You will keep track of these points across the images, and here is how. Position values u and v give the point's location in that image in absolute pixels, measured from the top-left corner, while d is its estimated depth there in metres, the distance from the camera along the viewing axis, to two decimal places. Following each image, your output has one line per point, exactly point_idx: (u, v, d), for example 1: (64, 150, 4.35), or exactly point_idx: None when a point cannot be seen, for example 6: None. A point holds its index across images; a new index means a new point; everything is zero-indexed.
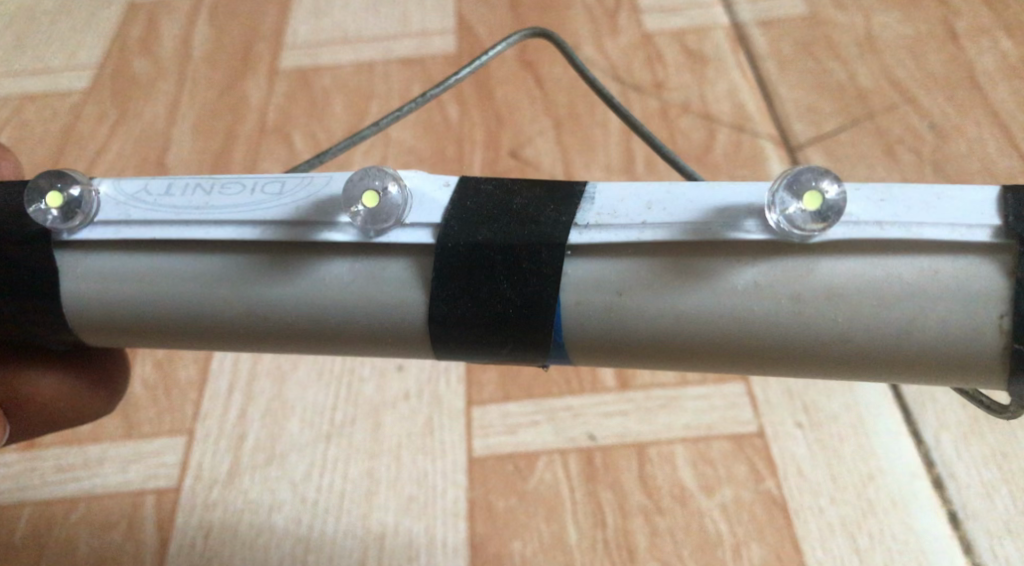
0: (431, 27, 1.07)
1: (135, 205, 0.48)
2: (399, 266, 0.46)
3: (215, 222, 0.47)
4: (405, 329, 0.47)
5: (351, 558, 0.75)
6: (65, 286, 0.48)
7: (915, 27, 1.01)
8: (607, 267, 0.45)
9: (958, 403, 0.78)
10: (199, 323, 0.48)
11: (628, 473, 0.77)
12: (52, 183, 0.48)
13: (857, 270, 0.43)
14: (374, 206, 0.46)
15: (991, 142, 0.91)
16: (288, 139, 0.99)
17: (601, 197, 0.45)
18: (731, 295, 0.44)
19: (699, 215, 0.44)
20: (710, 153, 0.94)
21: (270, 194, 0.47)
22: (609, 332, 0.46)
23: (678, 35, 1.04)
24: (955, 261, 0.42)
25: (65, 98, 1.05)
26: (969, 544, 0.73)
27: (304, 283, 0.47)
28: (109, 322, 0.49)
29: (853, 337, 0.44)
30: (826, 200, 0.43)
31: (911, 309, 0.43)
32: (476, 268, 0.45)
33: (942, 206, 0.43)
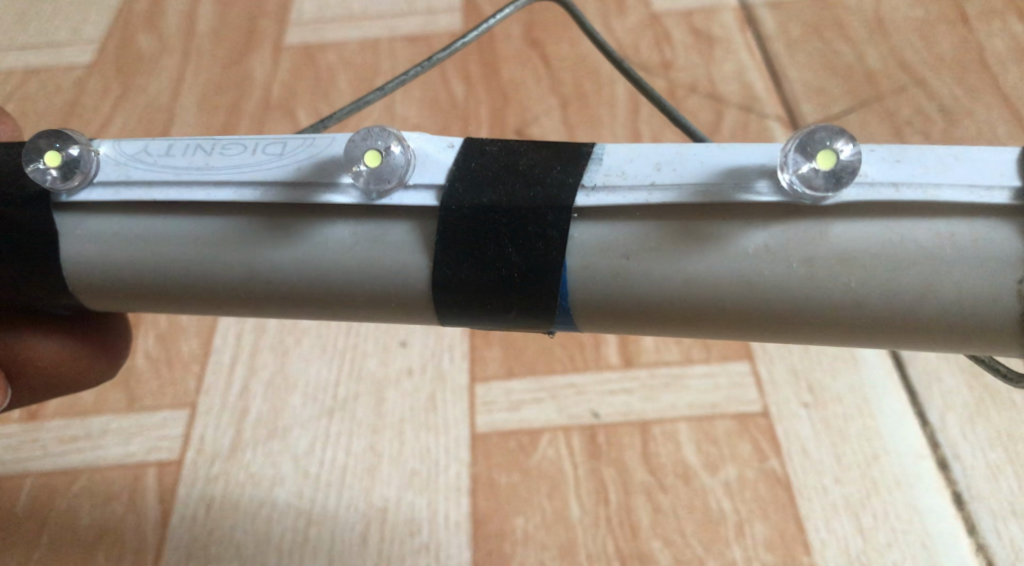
0: (438, 5, 1.06)
1: (135, 166, 0.47)
2: (402, 229, 0.46)
3: (218, 183, 0.47)
4: (407, 293, 0.46)
5: (352, 532, 0.75)
6: (67, 246, 0.48)
7: (925, 9, 1.00)
8: (617, 229, 0.44)
9: (965, 385, 0.78)
10: (202, 286, 0.48)
11: (631, 450, 0.76)
12: (51, 143, 0.48)
13: (868, 233, 0.43)
14: (376, 166, 0.45)
15: (1000, 124, 0.90)
16: (292, 114, 0.99)
17: (609, 158, 0.45)
18: (741, 258, 0.44)
19: (707, 177, 0.44)
20: (717, 132, 0.94)
21: (272, 154, 0.47)
22: (618, 298, 0.45)
23: (685, 16, 1.03)
24: (969, 223, 0.42)
25: (69, 71, 1.05)
26: (974, 524, 0.73)
27: (306, 247, 0.47)
28: (110, 285, 0.49)
29: (863, 302, 0.43)
30: (840, 160, 0.42)
31: (923, 273, 0.42)
32: (479, 232, 0.45)
33: (957, 167, 0.42)
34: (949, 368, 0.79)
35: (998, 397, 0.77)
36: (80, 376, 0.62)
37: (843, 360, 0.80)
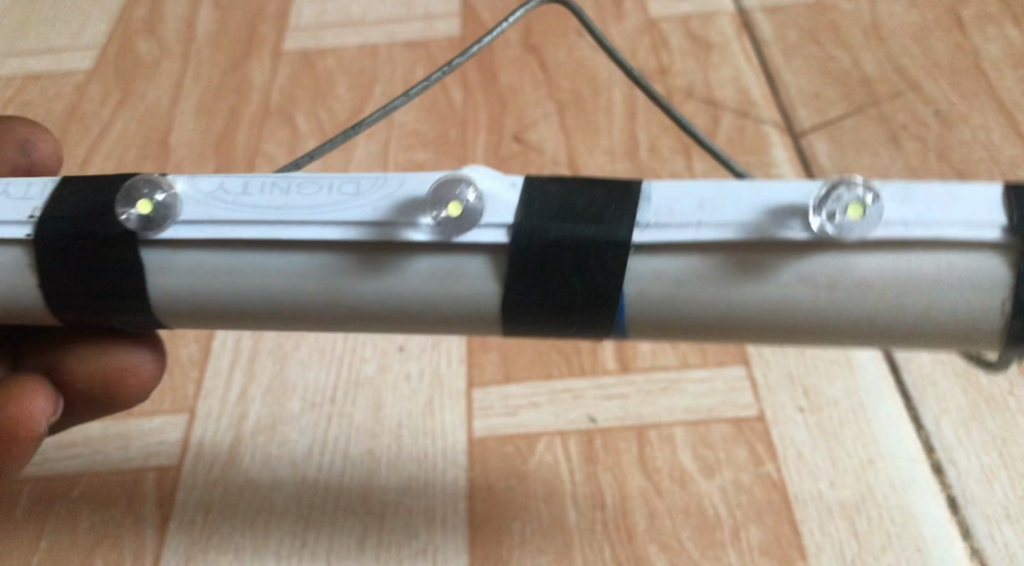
0: (436, 11, 1.07)
1: (217, 206, 0.51)
2: (475, 260, 0.50)
3: (301, 222, 0.50)
4: (480, 316, 0.51)
5: (349, 536, 0.75)
6: (163, 278, 0.52)
7: (920, 15, 1.01)
8: (662, 261, 0.48)
9: (960, 390, 0.79)
10: (289, 309, 0.53)
11: (628, 455, 0.77)
12: (141, 191, 0.52)
13: (885, 263, 0.46)
14: (456, 214, 0.49)
15: (995, 129, 0.91)
16: (291, 118, 0.99)
17: (657, 198, 0.48)
18: (777, 286, 0.48)
19: (760, 216, 0.47)
20: (714, 137, 0.94)
21: (349, 195, 0.50)
22: (666, 316, 0.50)
23: (682, 20, 1.04)
24: (969, 255, 0.46)
25: (68, 77, 1.05)
26: (968, 528, 0.73)
27: (387, 277, 0.51)
28: (206, 309, 0.53)
29: (878, 320, 0.48)
30: (866, 209, 0.46)
31: (930, 296, 0.47)
32: (547, 266, 0.49)
33: (958, 205, 0.46)
34: (944, 374, 0.80)
35: (992, 401, 0.78)
36: (116, 388, 0.65)
37: (838, 365, 0.80)
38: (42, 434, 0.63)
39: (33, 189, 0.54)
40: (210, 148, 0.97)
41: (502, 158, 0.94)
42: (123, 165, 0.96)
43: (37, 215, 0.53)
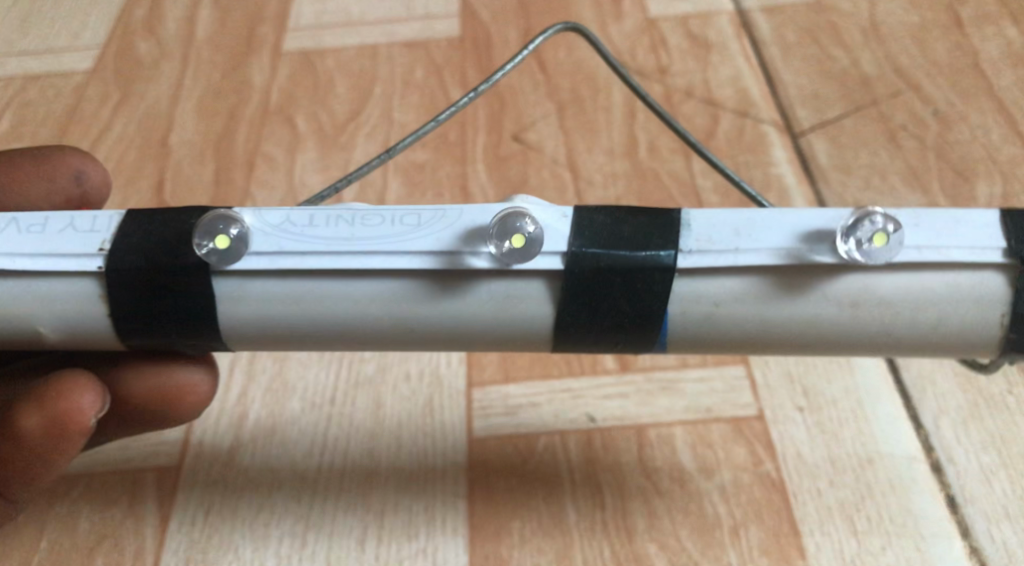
0: (436, 12, 1.08)
1: (287, 237, 0.54)
2: (533, 284, 0.54)
3: (368, 253, 0.53)
4: (534, 335, 0.55)
5: (349, 537, 0.75)
6: (234, 307, 0.55)
7: (919, 14, 1.01)
8: (704, 283, 0.53)
9: (959, 389, 0.79)
10: (353, 333, 0.56)
11: (627, 455, 0.77)
12: (215, 225, 0.54)
13: (899, 282, 0.52)
14: (520, 245, 0.52)
15: (994, 129, 0.91)
16: (291, 118, 0.99)
17: (696, 225, 0.53)
18: (806, 305, 0.53)
19: (791, 245, 0.52)
20: (713, 137, 0.94)
21: (413, 227, 0.53)
22: (702, 332, 0.55)
23: (681, 20, 1.04)
24: (972, 274, 0.51)
25: (68, 78, 1.05)
26: (967, 528, 0.73)
27: (450, 303, 0.54)
28: (272, 335, 0.56)
29: (892, 331, 0.53)
30: (889, 236, 0.51)
31: (938, 309, 0.52)
32: (600, 290, 0.53)
33: (961, 229, 0.51)
34: (943, 373, 0.80)
35: (991, 400, 0.78)
36: (172, 402, 0.67)
37: (837, 366, 0.81)
38: (91, 429, 0.64)
39: (100, 222, 0.55)
40: (209, 148, 0.97)
41: (501, 158, 0.94)
42: (123, 166, 0.96)
43: (106, 248, 0.55)
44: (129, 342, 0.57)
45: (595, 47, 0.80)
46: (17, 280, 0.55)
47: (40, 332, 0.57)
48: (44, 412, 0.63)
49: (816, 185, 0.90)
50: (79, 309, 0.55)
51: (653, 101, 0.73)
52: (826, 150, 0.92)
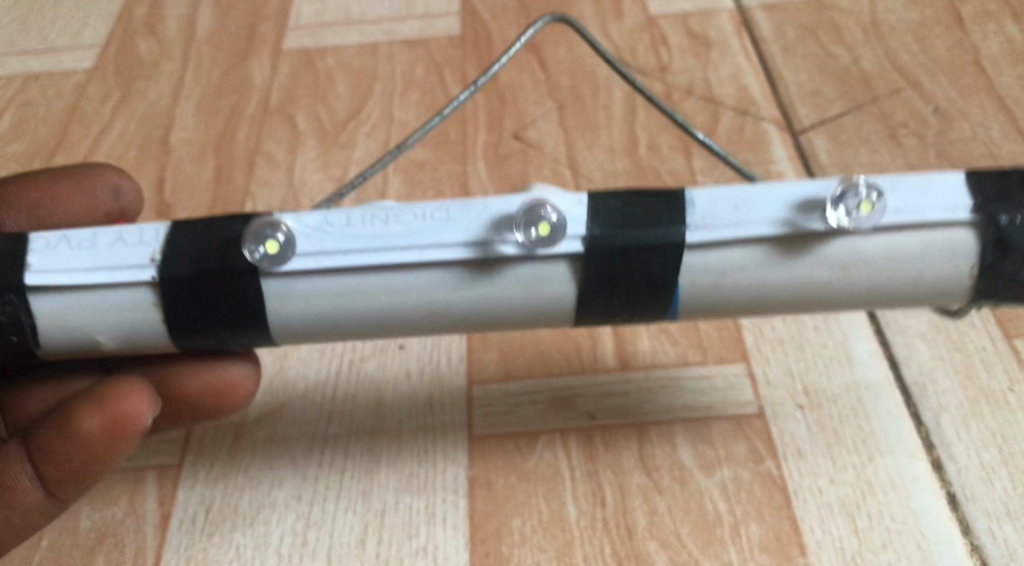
0: (437, 10, 1.08)
1: (322, 236, 0.57)
2: (558, 267, 0.58)
3: (400, 245, 0.57)
4: (560, 311, 0.60)
5: (349, 535, 0.75)
6: (279, 302, 0.59)
7: (920, 11, 1.01)
8: (711, 258, 0.57)
9: (959, 386, 0.79)
10: (390, 320, 0.60)
11: (628, 452, 0.77)
12: (258, 229, 0.57)
13: (885, 245, 0.57)
14: (546, 233, 0.56)
15: (995, 126, 0.91)
16: (291, 117, 0.99)
17: (701, 205, 0.57)
18: (805, 271, 0.58)
19: (787, 216, 0.56)
20: (713, 135, 0.94)
21: (439, 219, 0.57)
22: (711, 301, 0.59)
23: (681, 19, 1.04)
24: (949, 231, 0.56)
25: (69, 77, 1.05)
26: (968, 525, 0.73)
27: (483, 286, 0.59)
28: (314, 326, 0.60)
29: (879, 288, 0.58)
30: (873, 203, 0.55)
31: (919, 266, 0.57)
32: (620, 272, 0.57)
33: (935, 191, 0.56)
34: (944, 371, 0.80)
35: (992, 397, 0.78)
36: (216, 398, 0.70)
37: (837, 362, 0.80)
38: (145, 430, 0.67)
39: (147, 234, 0.59)
40: (210, 146, 0.97)
41: (501, 156, 0.94)
42: (123, 165, 0.96)
43: (156, 258, 0.58)
44: (184, 342, 0.61)
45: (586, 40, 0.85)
46: (76, 294, 0.59)
47: (97, 341, 0.60)
48: (104, 412, 0.66)
49: None
50: (135, 316, 0.59)
51: (659, 102, 0.80)
52: (826, 148, 0.92)
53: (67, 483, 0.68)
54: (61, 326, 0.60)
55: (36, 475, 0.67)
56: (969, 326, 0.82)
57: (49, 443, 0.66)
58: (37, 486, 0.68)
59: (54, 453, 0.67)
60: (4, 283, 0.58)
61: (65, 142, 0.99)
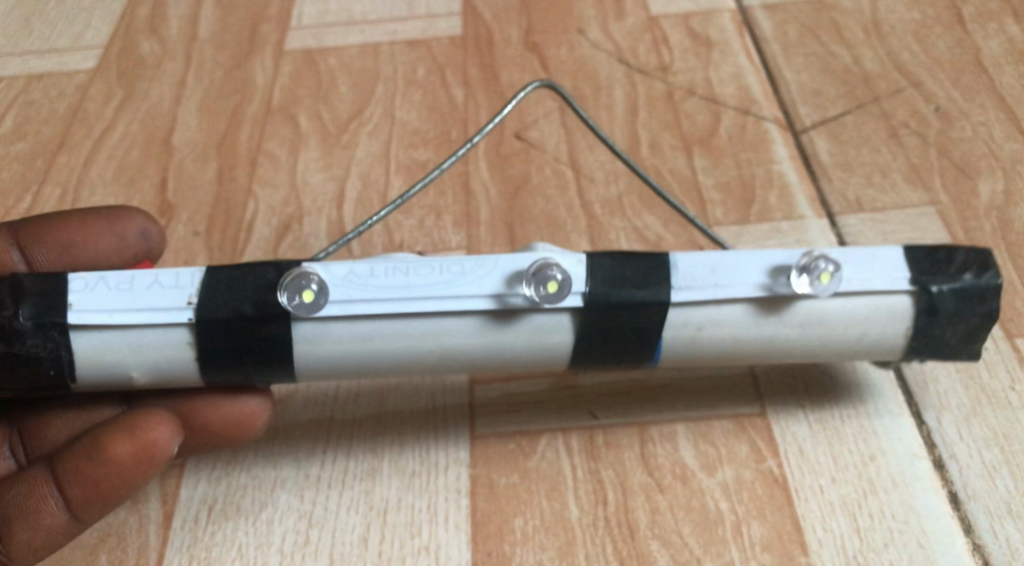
0: (438, 10, 1.08)
1: (353, 287, 0.65)
2: (560, 317, 0.67)
3: (423, 297, 0.65)
4: (556, 356, 0.69)
5: (352, 534, 0.75)
6: (312, 344, 0.67)
7: (921, 11, 1.01)
8: (691, 313, 0.67)
9: (961, 386, 0.79)
10: (407, 364, 0.68)
11: (629, 451, 0.77)
12: (297, 279, 0.64)
13: (835, 307, 0.68)
14: (554, 290, 0.65)
15: (996, 126, 0.91)
16: (294, 117, 0.99)
17: (682, 266, 0.67)
18: (766, 327, 0.68)
19: (755, 280, 0.66)
20: (715, 135, 0.94)
21: (457, 274, 0.66)
22: (685, 351, 0.69)
23: (683, 19, 1.04)
24: (888, 298, 0.67)
25: (72, 78, 1.05)
26: (969, 524, 0.73)
27: (495, 334, 0.67)
28: (339, 368, 0.68)
29: (829, 341, 0.69)
30: (830, 272, 0.65)
31: (862, 326, 0.68)
32: (611, 323, 0.67)
33: (877, 264, 0.67)
34: (945, 371, 0.80)
35: (994, 396, 0.78)
36: (234, 430, 0.73)
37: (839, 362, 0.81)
38: (170, 457, 0.70)
39: (183, 277, 0.66)
40: (212, 147, 0.97)
41: (502, 156, 0.94)
42: (126, 165, 0.96)
43: (194, 301, 0.65)
44: (213, 379, 0.68)
45: (568, 102, 0.82)
46: (114, 331, 0.65)
47: (131, 376, 0.67)
48: (134, 440, 0.68)
49: (817, 182, 0.90)
50: (166, 352, 0.66)
51: (642, 171, 0.79)
52: (828, 148, 0.92)
53: (92, 507, 0.70)
54: (99, 362, 0.66)
55: (62, 499, 0.69)
56: None
57: (77, 469, 0.68)
58: (63, 509, 0.69)
59: (82, 478, 0.69)
60: (49, 321, 0.65)
61: (68, 142, 0.99)
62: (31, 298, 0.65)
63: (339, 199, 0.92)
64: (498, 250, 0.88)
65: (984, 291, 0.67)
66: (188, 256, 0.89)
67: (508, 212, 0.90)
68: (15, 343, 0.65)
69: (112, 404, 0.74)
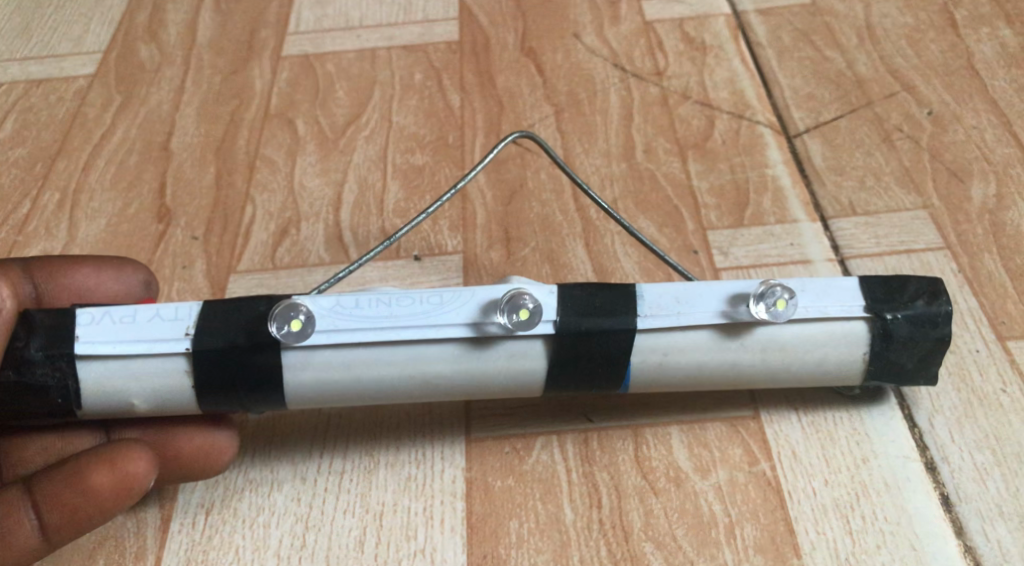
0: (435, 16, 1.09)
1: (337, 317, 0.67)
2: (535, 345, 0.69)
3: (403, 327, 0.68)
4: (530, 383, 0.70)
5: (348, 536, 0.75)
6: (295, 372, 0.68)
7: (915, 15, 1.02)
8: (658, 339, 0.69)
9: (953, 388, 0.79)
10: (386, 393, 0.70)
11: (624, 454, 0.77)
12: (286, 312, 0.67)
13: (796, 333, 0.70)
14: (525, 317, 0.67)
15: (989, 130, 0.92)
16: (291, 122, 1.00)
17: (649, 294, 0.69)
18: (730, 352, 0.70)
19: (716, 307, 0.69)
20: (710, 140, 0.94)
21: (435, 304, 0.68)
22: (653, 378, 0.71)
23: (678, 23, 1.05)
24: (846, 323, 0.70)
25: (71, 83, 1.06)
26: (961, 526, 0.74)
27: (472, 361, 0.69)
28: (320, 397, 0.70)
29: (790, 367, 0.71)
30: (785, 300, 0.68)
31: (823, 351, 0.70)
32: (581, 348, 0.68)
33: (834, 292, 0.70)
34: None
35: (986, 398, 0.78)
36: (204, 462, 0.75)
37: None
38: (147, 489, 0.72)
39: (182, 311, 0.68)
40: (210, 152, 0.98)
41: (497, 160, 0.95)
42: (124, 170, 0.97)
43: (191, 333, 0.67)
44: (207, 407, 0.70)
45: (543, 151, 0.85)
46: (118, 362, 0.67)
47: (133, 405, 0.69)
48: (113, 472, 0.70)
49: (811, 186, 0.91)
50: (166, 381, 0.68)
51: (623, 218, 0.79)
52: (821, 152, 0.93)
53: (67, 531, 0.71)
54: (103, 391, 0.68)
55: (36, 522, 0.70)
56: (963, 328, 0.81)
57: (56, 493, 0.70)
58: (37, 530, 0.71)
59: (61, 503, 0.70)
60: (59, 352, 0.67)
61: (67, 147, 1.00)
62: (42, 331, 0.67)
63: (336, 204, 0.92)
64: (493, 254, 0.88)
65: (937, 317, 0.69)
66: (186, 260, 0.89)
67: (504, 216, 0.91)
68: (26, 373, 0.67)
69: (92, 435, 0.77)
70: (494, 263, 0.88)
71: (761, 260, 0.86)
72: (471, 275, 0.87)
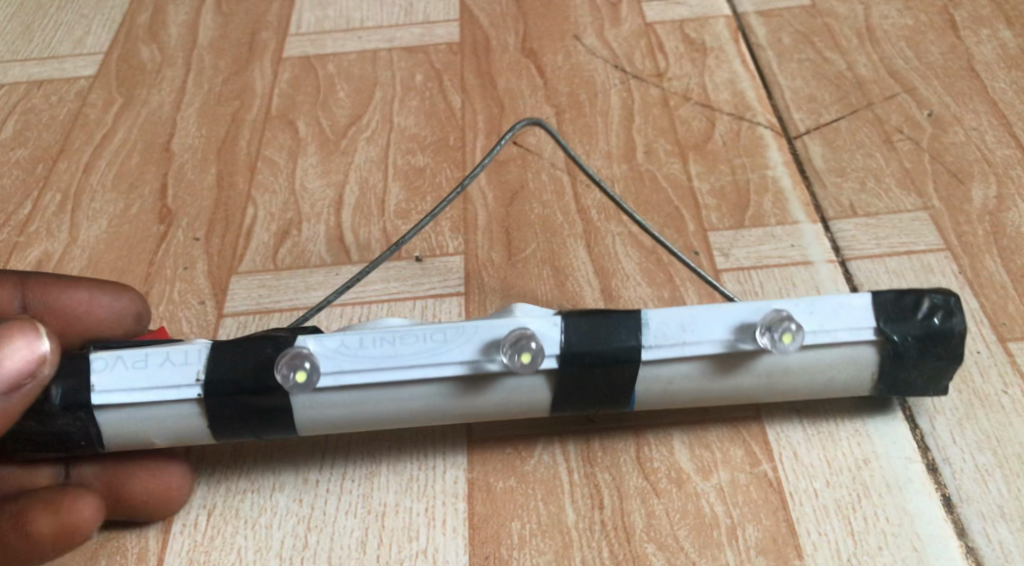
0: (436, 18, 1.09)
1: (342, 358, 0.67)
2: (539, 380, 0.69)
3: (408, 366, 0.68)
4: (535, 408, 0.71)
5: (350, 537, 0.76)
6: (302, 410, 0.69)
7: (914, 17, 1.02)
8: (663, 371, 0.69)
9: (954, 389, 0.79)
10: (393, 425, 0.71)
11: (625, 456, 0.78)
12: (291, 362, 0.66)
13: (802, 358, 0.70)
14: (528, 359, 0.67)
15: (989, 131, 0.92)
16: (292, 123, 1.00)
17: (654, 325, 0.69)
18: (734, 379, 0.70)
19: (720, 335, 0.69)
20: (710, 141, 0.95)
21: (439, 342, 0.68)
22: (658, 401, 0.72)
23: (679, 25, 1.05)
24: (853, 347, 0.69)
25: (72, 84, 1.06)
26: (962, 526, 0.74)
27: (476, 395, 0.70)
28: (328, 430, 0.71)
29: (795, 389, 0.72)
30: (793, 333, 0.67)
31: (829, 372, 0.71)
32: (586, 380, 0.69)
33: (843, 314, 0.69)
34: None
35: (987, 399, 0.78)
36: (153, 502, 0.75)
37: None
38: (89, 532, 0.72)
39: (191, 354, 0.68)
40: (211, 154, 0.98)
41: (499, 162, 0.95)
42: (125, 172, 0.97)
43: (201, 378, 0.68)
44: (222, 439, 0.70)
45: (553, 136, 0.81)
46: (132, 408, 0.68)
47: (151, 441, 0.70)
48: (57, 516, 0.71)
49: (811, 188, 0.91)
50: (179, 423, 0.69)
51: (637, 216, 0.78)
52: (822, 154, 0.93)
53: None
54: (123, 434, 0.69)
55: None
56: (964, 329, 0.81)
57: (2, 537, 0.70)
58: None
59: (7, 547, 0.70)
60: (77, 404, 0.67)
61: (67, 149, 1.00)
62: (60, 379, 0.67)
63: (337, 205, 0.93)
64: (495, 256, 0.88)
65: (950, 334, 0.69)
66: (187, 262, 0.89)
67: (505, 218, 0.91)
68: (48, 422, 0.67)
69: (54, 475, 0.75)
70: (496, 264, 0.88)
71: (762, 261, 0.86)
72: (473, 276, 0.87)
